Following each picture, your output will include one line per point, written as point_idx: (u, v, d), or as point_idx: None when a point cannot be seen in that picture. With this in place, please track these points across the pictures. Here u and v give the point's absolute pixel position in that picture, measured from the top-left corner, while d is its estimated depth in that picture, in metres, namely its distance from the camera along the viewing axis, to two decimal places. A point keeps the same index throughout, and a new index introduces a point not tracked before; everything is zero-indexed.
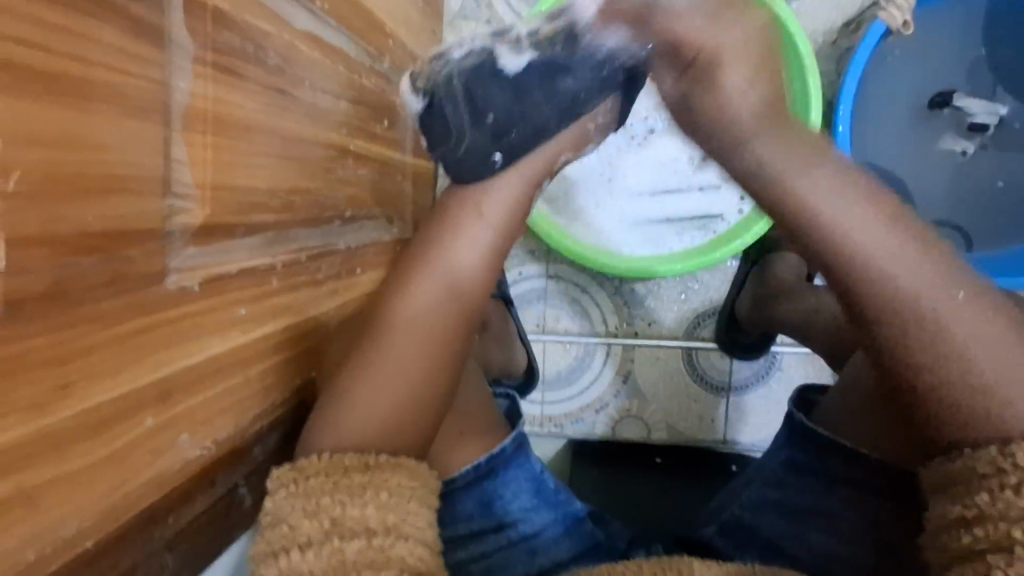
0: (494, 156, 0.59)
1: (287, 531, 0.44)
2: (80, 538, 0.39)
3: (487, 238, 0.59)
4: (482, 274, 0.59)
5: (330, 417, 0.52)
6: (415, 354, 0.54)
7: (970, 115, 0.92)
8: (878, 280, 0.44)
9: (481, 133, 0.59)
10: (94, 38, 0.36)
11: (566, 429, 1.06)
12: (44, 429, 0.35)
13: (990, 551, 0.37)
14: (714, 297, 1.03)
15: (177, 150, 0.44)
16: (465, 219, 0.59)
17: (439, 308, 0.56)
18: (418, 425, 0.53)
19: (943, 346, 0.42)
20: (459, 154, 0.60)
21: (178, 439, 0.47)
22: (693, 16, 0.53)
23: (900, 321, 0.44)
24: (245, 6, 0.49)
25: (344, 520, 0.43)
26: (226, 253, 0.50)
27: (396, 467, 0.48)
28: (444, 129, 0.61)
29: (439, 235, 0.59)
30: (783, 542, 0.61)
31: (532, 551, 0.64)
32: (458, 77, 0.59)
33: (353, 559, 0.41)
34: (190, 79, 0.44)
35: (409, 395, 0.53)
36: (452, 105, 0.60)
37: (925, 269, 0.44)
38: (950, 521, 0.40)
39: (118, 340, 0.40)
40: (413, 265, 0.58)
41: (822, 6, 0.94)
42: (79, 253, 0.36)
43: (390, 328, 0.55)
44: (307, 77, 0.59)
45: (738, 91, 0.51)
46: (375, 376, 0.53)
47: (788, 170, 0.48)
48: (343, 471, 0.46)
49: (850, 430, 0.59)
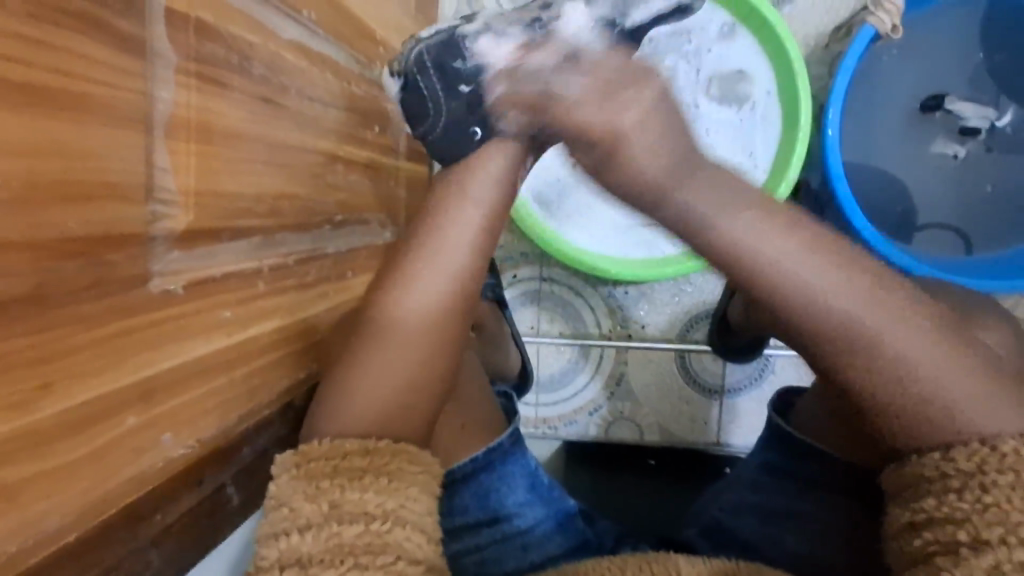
0: (475, 129, 0.58)
1: (288, 513, 0.44)
2: (62, 533, 0.40)
3: (476, 219, 0.56)
4: (477, 260, 0.56)
5: (328, 407, 0.51)
6: (405, 357, 0.52)
7: (962, 118, 0.92)
8: (824, 311, 0.46)
9: (456, 105, 0.57)
10: (77, 52, 0.38)
11: (561, 431, 1.07)
12: (27, 426, 0.37)
13: (938, 552, 0.40)
14: (707, 299, 1.03)
15: (160, 157, 0.45)
16: (452, 205, 0.56)
17: (441, 296, 0.54)
18: (422, 412, 0.52)
19: (882, 369, 0.44)
20: (438, 129, 0.59)
21: (161, 437, 0.48)
22: (586, 111, 0.51)
23: (844, 350, 0.45)
24: (228, 17, 0.50)
25: (343, 504, 0.44)
26: (212, 257, 0.52)
27: (397, 452, 0.48)
28: (421, 107, 0.59)
29: (430, 223, 0.56)
30: (761, 543, 0.60)
31: (524, 546, 0.65)
32: (429, 52, 0.57)
33: (351, 542, 0.42)
34: (172, 88, 0.46)
35: (412, 380, 0.52)
36: (427, 81, 0.58)
37: (860, 298, 0.45)
38: (903, 525, 0.44)
39: (101, 340, 0.41)
40: (406, 254, 0.55)
41: (812, 10, 0.94)
42: (62, 256, 0.38)
43: (384, 323, 0.53)
44: (294, 85, 0.60)
45: (646, 156, 0.50)
46: (373, 367, 0.52)
47: (715, 214, 0.49)
48: (343, 455, 0.46)
49: (818, 437, 0.60)
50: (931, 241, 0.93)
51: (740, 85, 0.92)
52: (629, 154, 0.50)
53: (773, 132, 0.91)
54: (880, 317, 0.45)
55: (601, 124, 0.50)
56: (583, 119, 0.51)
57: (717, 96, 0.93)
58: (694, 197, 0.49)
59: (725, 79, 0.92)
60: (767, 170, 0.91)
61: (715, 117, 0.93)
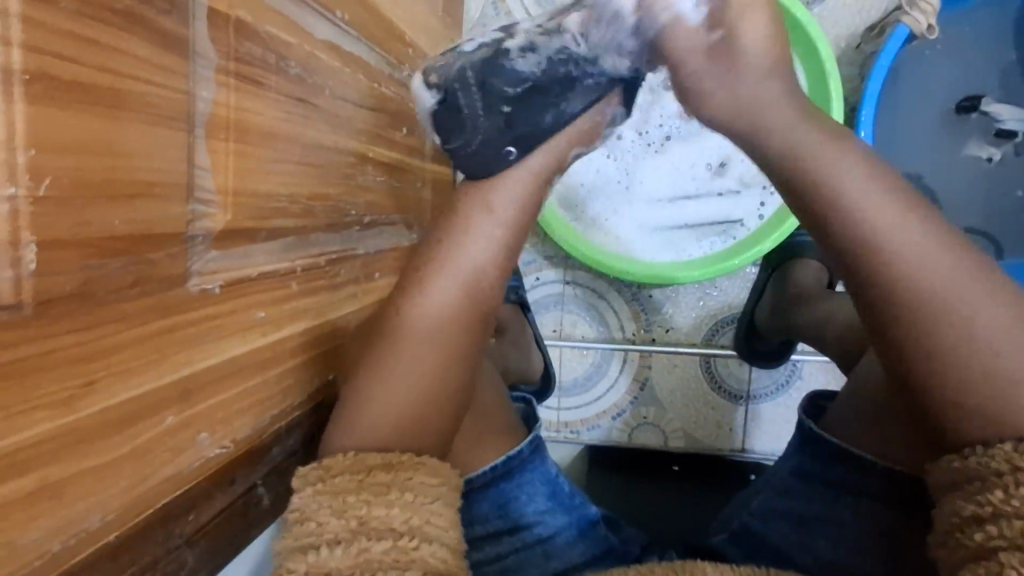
0: (507, 148, 0.57)
1: (315, 527, 0.43)
2: (104, 531, 0.40)
3: (495, 232, 0.55)
4: (496, 266, 0.55)
5: (350, 417, 0.51)
6: (431, 361, 0.52)
7: (999, 121, 0.90)
8: (889, 271, 0.43)
9: (492, 123, 0.56)
10: (124, 50, 0.38)
11: (583, 436, 1.06)
12: (72, 423, 0.37)
13: (1006, 548, 0.35)
14: (734, 303, 1.02)
15: (200, 157, 0.45)
16: (474, 217, 0.55)
17: (465, 306, 0.54)
18: (441, 421, 0.52)
19: (966, 350, 0.41)
20: (472, 145, 0.57)
21: (197, 437, 0.48)
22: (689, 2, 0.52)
23: (905, 317, 0.42)
24: (267, 18, 0.50)
25: (370, 519, 0.43)
26: (247, 257, 0.52)
27: (419, 465, 0.47)
28: (458, 120, 0.58)
29: (450, 233, 0.55)
30: (795, 551, 0.58)
31: (546, 554, 0.63)
32: (472, 68, 0.57)
33: (379, 558, 0.41)
34: (213, 88, 0.46)
35: (432, 387, 0.52)
36: (466, 96, 0.57)
37: (932, 266, 0.43)
38: (966, 518, 0.38)
39: (141, 339, 0.41)
40: (426, 263, 0.55)
41: (843, 10, 0.93)
42: (107, 254, 0.38)
43: (406, 333, 0.52)
44: (327, 85, 0.60)
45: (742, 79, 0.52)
46: (395, 374, 0.51)
47: (815, 162, 0.47)
48: (368, 469, 0.46)
49: (855, 441, 0.57)
50: None
51: None
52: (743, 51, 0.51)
53: None
54: (961, 293, 0.42)
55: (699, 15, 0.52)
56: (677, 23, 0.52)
57: None
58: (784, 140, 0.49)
59: None
60: None
61: None
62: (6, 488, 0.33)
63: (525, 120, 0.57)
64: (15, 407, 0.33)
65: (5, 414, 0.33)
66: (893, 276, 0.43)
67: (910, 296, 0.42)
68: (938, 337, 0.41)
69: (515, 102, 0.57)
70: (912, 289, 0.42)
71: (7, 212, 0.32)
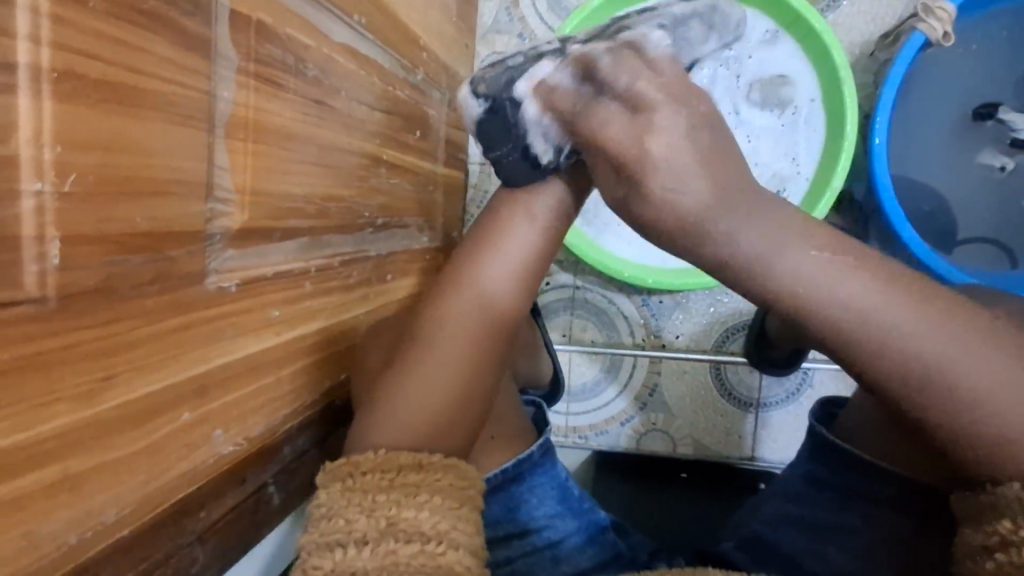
0: (546, 157, 0.57)
1: (343, 525, 0.43)
2: (119, 525, 0.41)
3: (532, 239, 0.58)
4: (523, 279, 0.57)
5: (375, 416, 0.50)
6: (456, 371, 0.52)
7: (1014, 129, 0.89)
8: (878, 334, 0.41)
9: (536, 133, 0.56)
10: (148, 50, 0.38)
11: (591, 441, 1.06)
12: (92, 416, 0.37)
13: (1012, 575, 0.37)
14: (745, 310, 1.01)
15: (220, 156, 0.46)
16: (512, 225, 0.58)
17: (500, 308, 0.55)
18: (468, 423, 0.52)
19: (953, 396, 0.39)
20: (515, 154, 0.58)
21: (212, 434, 0.48)
22: (615, 127, 0.49)
23: (896, 371, 0.41)
24: (286, 20, 0.51)
25: (399, 521, 0.43)
26: (264, 256, 0.52)
27: (449, 468, 0.47)
28: (502, 131, 0.58)
29: (486, 240, 0.57)
30: (803, 557, 0.57)
31: (555, 559, 0.63)
32: (521, 82, 0.56)
33: (406, 562, 0.41)
34: (233, 88, 0.46)
35: (462, 388, 0.52)
36: (514, 109, 0.57)
37: (922, 321, 0.41)
38: (977, 546, 0.40)
39: (159, 336, 0.41)
40: (459, 270, 0.56)
41: (858, 18, 0.93)
42: (130, 251, 0.38)
43: (439, 336, 0.53)
44: (344, 87, 0.61)
45: (679, 185, 0.46)
46: (424, 374, 0.51)
47: (770, 253, 0.44)
48: (398, 469, 0.45)
49: (869, 449, 0.56)
50: (976, 255, 0.90)
51: (782, 89, 0.90)
52: (655, 180, 0.47)
53: (817, 140, 0.89)
54: (949, 349, 0.40)
55: (624, 140, 0.48)
56: (612, 135, 0.49)
57: (761, 101, 0.91)
58: (736, 233, 0.45)
59: (767, 83, 0.91)
60: (810, 177, 0.90)
61: (759, 122, 0.92)
62: (28, 479, 0.34)
63: None
64: (38, 400, 0.34)
65: (28, 406, 0.33)
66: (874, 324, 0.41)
67: (895, 346, 0.41)
68: (942, 393, 0.40)
69: None
70: (906, 351, 0.40)
71: (34, 208, 0.32)
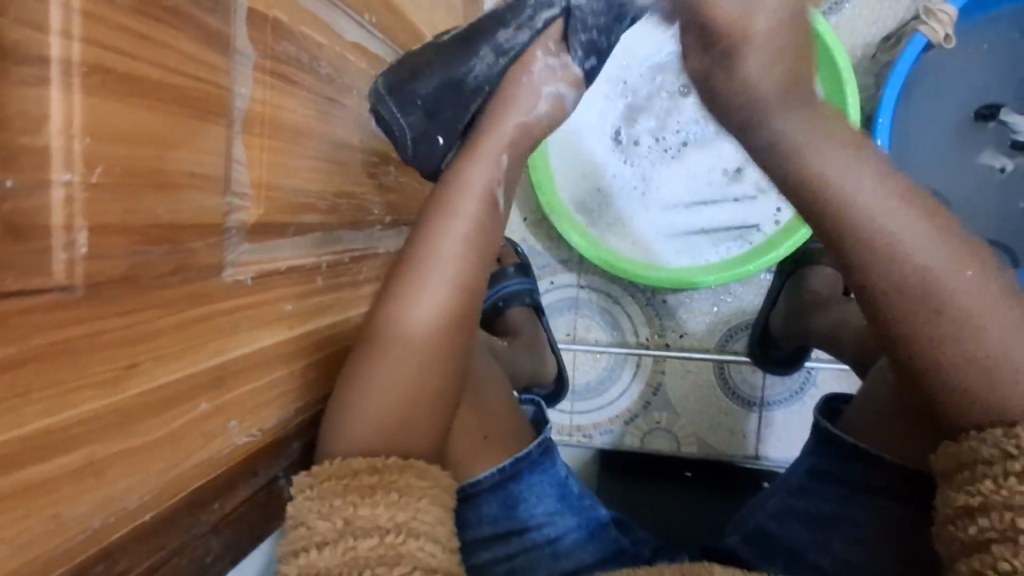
0: (437, 137, 0.58)
1: (305, 531, 0.43)
2: (140, 511, 0.41)
3: (469, 232, 0.52)
4: (475, 269, 0.52)
5: (337, 426, 0.50)
6: (412, 380, 0.49)
7: (1015, 132, 0.90)
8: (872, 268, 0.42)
9: (416, 119, 0.58)
10: (172, 45, 0.39)
11: (595, 440, 1.06)
12: (117, 403, 0.38)
13: (997, 540, 0.36)
14: (747, 309, 1.02)
15: (237, 151, 0.47)
16: (445, 220, 0.52)
17: (452, 308, 0.51)
18: (429, 426, 0.50)
19: (943, 337, 0.40)
20: (407, 148, 0.58)
21: (227, 424, 0.49)
22: None
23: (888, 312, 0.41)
24: (301, 18, 0.52)
25: (355, 519, 0.42)
26: (277, 250, 0.53)
27: (405, 469, 0.46)
28: (388, 135, 0.59)
29: (428, 239, 0.51)
30: (807, 550, 0.58)
31: (555, 555, 0.64)
32: (381, 81, 0.58)
33: (366, 556, 0.41)
34: (251, 85, 0.47)
35: (414, 395, 0.49)
36: (384, 107, 0.58)
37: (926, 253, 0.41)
38: (957, 509, 0.39)
39: (179, 325, 0.42)
40: (405, 268, 0.51)
41: (860, 20, 0.94)
42: (151, 242, 0.39)
43: (389, 338, 0.50)
44: (354, 85, 0.62)
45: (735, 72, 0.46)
46: (377, 385, 0.49)
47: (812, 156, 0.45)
48: (352, 474, 0.45)
49: (871, 441, 0.57)
50: None
51: None
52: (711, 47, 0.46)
53: None
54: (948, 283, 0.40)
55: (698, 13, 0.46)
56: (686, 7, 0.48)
57: None
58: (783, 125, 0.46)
59: None
60: None
61: None
62: (56, 463, 0.34)
63: (441, 100, 0.58)
64: (66, 385, 0.34)
65: (57, 391, 0.34)
66: (899, 276, 0.41)
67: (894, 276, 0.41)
68: (941, 334, 0.40)
69: (428, 100, 0.58)
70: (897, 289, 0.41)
71: (63, 197, 0.33)
